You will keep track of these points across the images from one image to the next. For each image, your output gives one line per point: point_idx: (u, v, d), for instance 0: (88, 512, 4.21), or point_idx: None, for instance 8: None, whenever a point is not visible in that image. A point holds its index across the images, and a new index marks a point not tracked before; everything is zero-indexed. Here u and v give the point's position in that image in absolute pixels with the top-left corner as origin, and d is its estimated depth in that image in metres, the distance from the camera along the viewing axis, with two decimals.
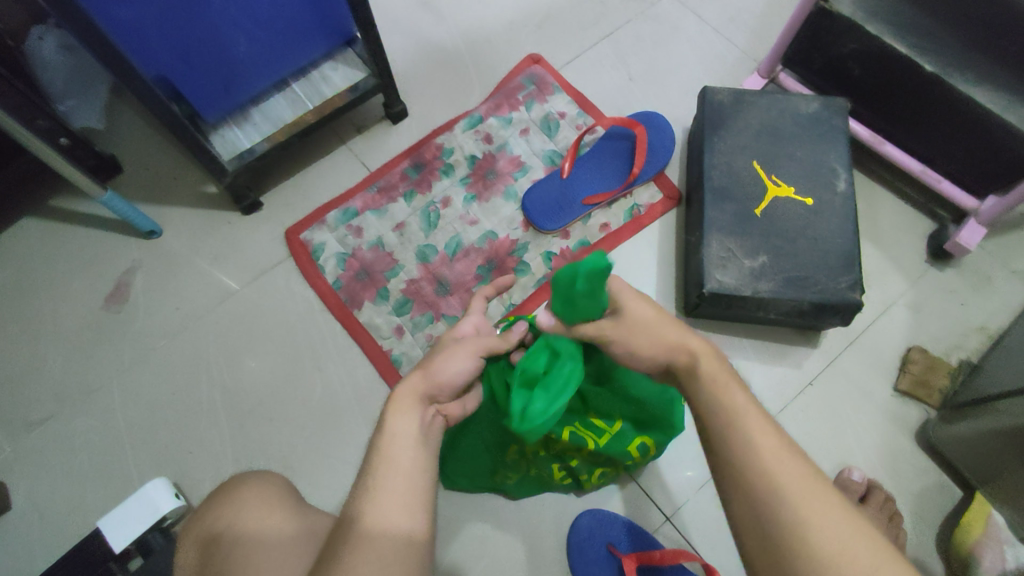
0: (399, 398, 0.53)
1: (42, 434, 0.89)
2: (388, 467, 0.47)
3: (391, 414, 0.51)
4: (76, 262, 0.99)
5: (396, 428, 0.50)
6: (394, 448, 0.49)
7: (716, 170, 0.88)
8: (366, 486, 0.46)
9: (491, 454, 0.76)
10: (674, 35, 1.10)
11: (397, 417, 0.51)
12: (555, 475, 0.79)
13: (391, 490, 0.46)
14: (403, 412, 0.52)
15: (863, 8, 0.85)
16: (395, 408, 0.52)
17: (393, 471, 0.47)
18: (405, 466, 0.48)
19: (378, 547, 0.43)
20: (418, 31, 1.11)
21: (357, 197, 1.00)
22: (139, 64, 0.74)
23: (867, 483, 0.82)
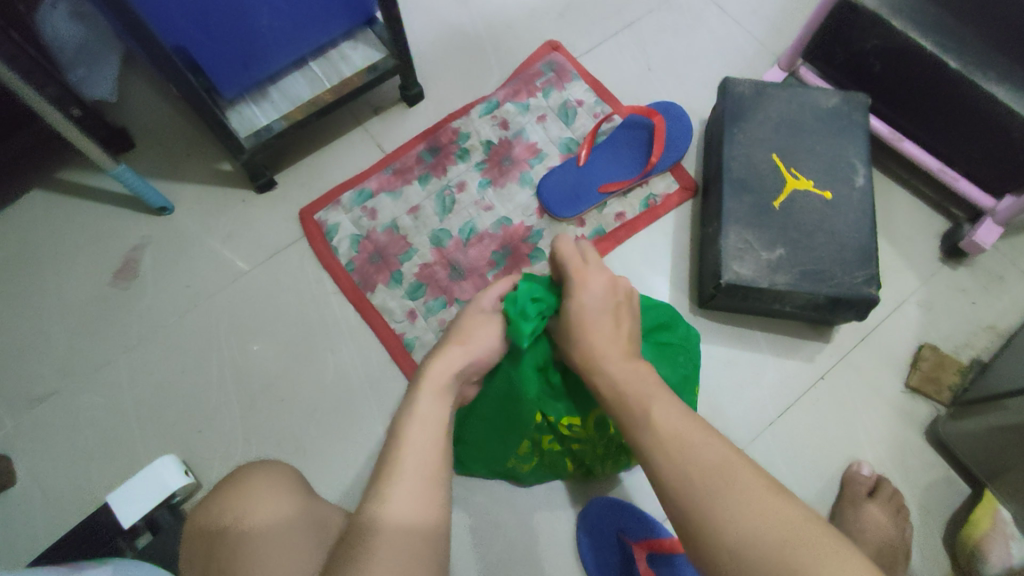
0: (430, 377, 0.54)
1: (48, 408, 0.89)
2: (411, 453, 0.47)
3: (416, 399, 0.52)
4: (85, 237, 0.97)
5: (426, 411, 0.51)
6: (421, 432, 0.49)
7: (735, 162, 0.88)
8: (389, 471, 0.46)
9: (504, 442, 0.75)
10: (694, 26, 1.10)
11: (425, 402, 0.52)
12: (567, 466, 0.78)
13: (413, 475, 0.46)
14: (431, 394, 0.53)
15: (887, 3, 0.84)
16: (422, 389, 0.53)
17: (417, 458, 0.47)
18: (428, 452, 0.48)
19: (395, 544, 0.42)
20: (438, 13, 1.10)
21: (372, 179, 0.99)
22: (158, 32, 0.73)
23: (876, 478, 0.82)
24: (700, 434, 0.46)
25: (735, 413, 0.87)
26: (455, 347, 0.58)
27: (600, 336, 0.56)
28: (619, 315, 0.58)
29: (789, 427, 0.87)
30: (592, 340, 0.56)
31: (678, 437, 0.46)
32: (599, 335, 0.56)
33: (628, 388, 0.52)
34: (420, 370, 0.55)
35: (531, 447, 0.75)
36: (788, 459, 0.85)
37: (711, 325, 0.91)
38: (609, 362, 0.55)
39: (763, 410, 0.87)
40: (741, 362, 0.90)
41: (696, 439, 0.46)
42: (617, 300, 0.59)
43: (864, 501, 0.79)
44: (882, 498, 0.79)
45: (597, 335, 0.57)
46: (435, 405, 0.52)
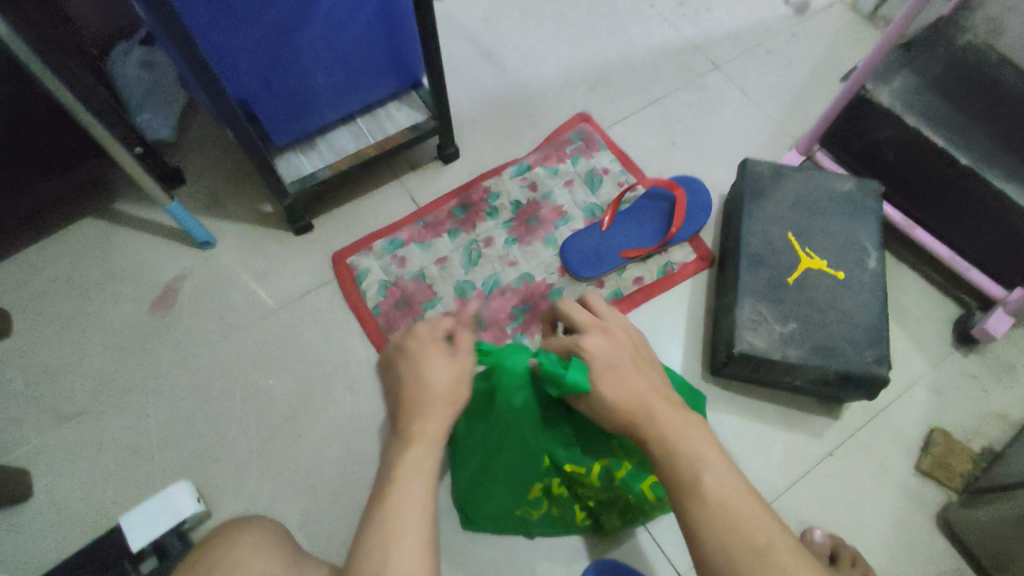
0: (423, 434, 0.56)
1: (74, 427, 0.92)
2: (403, 504, 0.52)
3: (406, 453, 0.55)
4: (130, 265, 1.03)
5: (410, 471, 0.54)
6: (407, 489, 0.53)
7: (753, 237, 0.92)
8: (383, 524, 0.50)
9: (515, 489, 0.77)
10: (717, 108, 1.16)
11: (414, 458, 0.55)
12: (575, 514, 0.80)
13: (405, 533, 0.50)
14: (424, 448, 0.56)
15: (902, 100, 0.90)
16: (415, 443, 0.56)
17: (406, 512, 0.51)
18: (418, 506, 0.52)
19: None
20: (477, 81, 1.18)
21: (404, 229, 1.04)
22: (225, 84, 0.80)
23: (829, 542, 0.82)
24: (747, 511, 0.51)
25: None
26: (436, 407, 0.58)
27: (621, 387, 0.59)
28: (642, 367, 0.61)
29: (796, 502, 0.87)
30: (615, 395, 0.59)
31: (734, 518, 0.51)
32: (632, 386, 0.59)
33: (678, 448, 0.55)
34: (412, 427, 0.57)
35: (541, 492, 0.78)
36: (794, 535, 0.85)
37: (722, 394, 0.93)
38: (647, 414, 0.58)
39: (770, 482, 0.88)
40: (751, 433, 0.91)
41: (749, 524, 0.50)
42: (628, 353, 0.62)
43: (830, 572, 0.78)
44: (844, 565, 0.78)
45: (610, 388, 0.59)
46: (426, 459, 0.55)
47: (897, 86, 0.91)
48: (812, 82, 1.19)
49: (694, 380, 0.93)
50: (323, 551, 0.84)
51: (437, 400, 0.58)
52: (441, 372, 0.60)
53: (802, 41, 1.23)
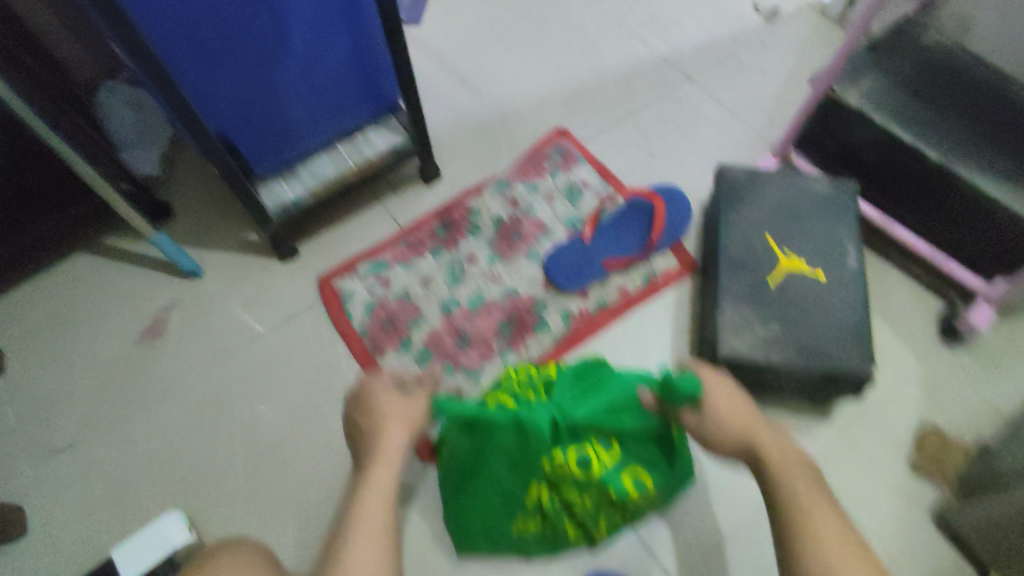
0: (381, 453, 0.64)
1: (63, 461, 0.92)
2: (360, 516, 0.56)
3: (366, 473, 0.62)
4: (118, 298, 1.04)
5: (371, 484, 0.60)
6: (368, 498, 0.59)
7: (731, 242, 0.92)
8: (339, 532, 0.56)
9: (504, 493, 0.78)
10: (693, 117, 1.18)
11: (372, 475, 0.61)
12: (566, 528, 0.79)
13: (364, 530, 0.55)
14: (382, 465, 0.63)
15: (871, 100, 0.91)
16: (375, 462, 0.63)
17: (367, 515, 0.57)
18: (374, 513, 0.57)
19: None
20: (456, 103, 1.21)
21: (388, 250, 1.05)
22: (208, 123, 0.82)
23: None
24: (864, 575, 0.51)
25: (734, 486, 0.87)
26: (395, 426, 0.68)
27: (731, 404, 0.67)
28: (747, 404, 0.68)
29: None
30: (730, 410, 0.66)
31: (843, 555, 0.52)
32: (727, 414, 0.66)
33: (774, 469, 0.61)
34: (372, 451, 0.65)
35: (534, 500, 0.78)
36: None
37: None
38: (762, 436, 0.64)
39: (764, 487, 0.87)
40: None
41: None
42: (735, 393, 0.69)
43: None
44: None
45: (732, 407, 0.67)
46: (384, 472, 0.62)
47: (866, 87, 0.92)
48: (786, 87, 1.21)
49: None
50: None
51: (393, 421, 0.68)
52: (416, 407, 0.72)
53: (773, 49, 1.25)
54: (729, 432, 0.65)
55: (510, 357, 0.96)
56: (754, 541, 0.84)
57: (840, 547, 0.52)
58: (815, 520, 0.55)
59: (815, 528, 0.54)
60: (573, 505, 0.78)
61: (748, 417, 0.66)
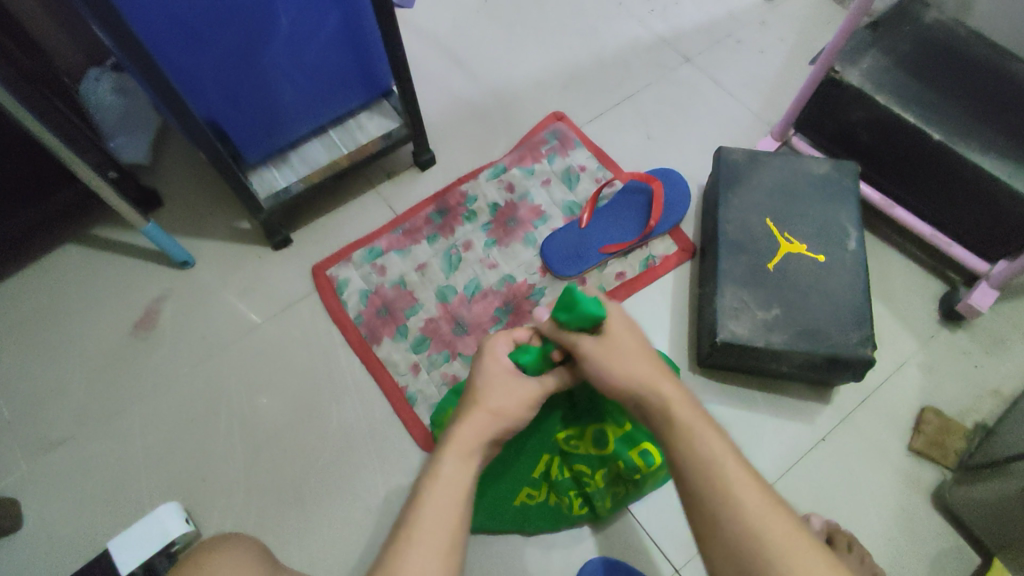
0: (457, 438, 0.54)
1: (59, 454, 0.91)
2: (423, 516, 0.47)
3: (438, 459, 0.52)
4: (111, 289, 1.03)
5: (445, 474, 0.50)
6: (436, 492, 0.48)
7: (731, 225, 0.91)
8: (402, 531, 0.46)
9: (515, 464, 0.81)
10: (691, 99, 1.16)
11: (450, 467, 0.51)
12: (570, 502, 0.81)
13: (427, 540, 0.45)
14: (457, 458, 0.52)
15: (871, 79, 0.89)
16: (449, 450, 0.53)
17: (430, 512, 0.47)
18: (442, 517, 0.47)
19: None
20: (450, 87, 1.19)
21: (383, 237, 1.04)
22: (191, 104, 0.80)
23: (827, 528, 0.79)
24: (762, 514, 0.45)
25: None
26: (479, 411, 0.57)
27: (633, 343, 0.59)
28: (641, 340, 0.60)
29: (789, 490, 0.86)
30: (632, 352, 0.58)
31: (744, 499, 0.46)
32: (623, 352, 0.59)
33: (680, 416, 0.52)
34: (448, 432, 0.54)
35: (543, 472, 0.82)
36: None
37: (710, 385, 0.92)
38: (666, 381, 0.55)
39: (764, 471, 0.87)
40: (741, 422, 0.90)
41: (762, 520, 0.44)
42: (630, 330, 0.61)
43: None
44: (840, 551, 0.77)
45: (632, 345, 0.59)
46: (459, 468, 0.51)
47: (866, 66, 0.90)
48: (786, 68, 1.19)
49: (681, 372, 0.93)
50: (314, 565, 0.83)
51: (478, 408, 0.57)
52: (509, 395, 0.59)
53: (773, 29, 1.23)
54: (637, 378, 0.56)
55: None
56: None
57: (764, 511, 0.45)
58: (707, 450, 0.48)
59: (733, 491, 0.46)
60: (583, 479, 0.80)
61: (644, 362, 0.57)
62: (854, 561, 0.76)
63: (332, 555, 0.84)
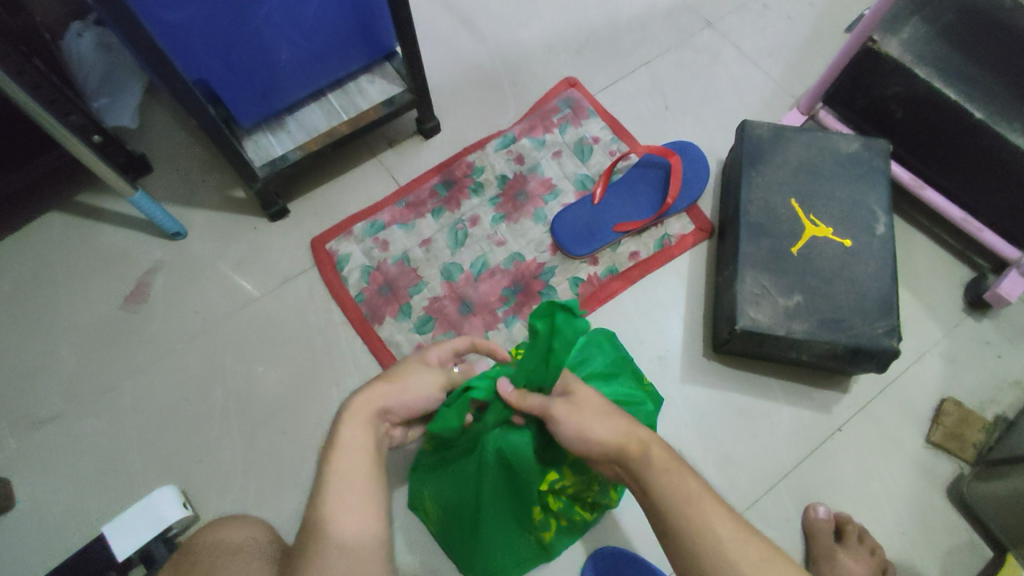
0: (359, 404, 0.53)
1: (49, 432, 0.88)
2: (332, 482, 0.47)
3: (339, 426, 0.51)
4: (98, 260, 0.98)
5: (349, 439, 0.50)
6: (344, 457, 0.49)
7: (753, 206, 0.86)
8: (316, 498, 0.47)
9: (510, 516, 0.73)
10: (712, 67, 1.10)
11: (350, 431, 0.51)
12: (581, 512, 0.74)
13: (346, 494, 0.47)
14: (360, 424, 0.52)
15: (910, 51, 0.84)
16: (348, 419, 0.52)
17: (341, 476, 0.48)
18: (352, 474, 0.48)
19: (335, 553, 0.44)
20: (457, 47, 1.11)
21: (385, 210, 0.99)
22: (180, 65, 0.74)
23: (833, 518, 0.80)
24: (712, 512, 0.46)
25: (747, 462, 0.84)
26: (381, 381, 0.56)
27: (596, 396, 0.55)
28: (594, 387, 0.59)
29: (802, 481, 0.84)
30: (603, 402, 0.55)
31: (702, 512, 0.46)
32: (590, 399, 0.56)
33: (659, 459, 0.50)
34: (347, 399, 0.53)
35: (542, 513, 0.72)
36: (800, 513, 0.82)
37: (724, 372, 0.89)
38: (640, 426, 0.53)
39: (777, 461, 0.84)
40: (755, 410, 0.87)
41: (719, 522, 0.46)
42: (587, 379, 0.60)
43: (834, 552, 0.77)
44: (849, 543, 0.77)
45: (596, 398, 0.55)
46: (358, 429, 0.51)
47: (905, 36, 0.85)
48: (813, 34, 1.12)
49: (694, 359, 0.89)
50: None
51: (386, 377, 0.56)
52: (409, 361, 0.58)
53: None
54: (610, 431, 0.52)
55: (515, 326, 0.91)
56: (767, 514, 0.82)
57: (745, 543, 0.45)
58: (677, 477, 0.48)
59: (711, 519, 0.46)
60: (581, 493, 0.71)
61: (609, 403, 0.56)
62: (866, 555, 0.76)
63: None
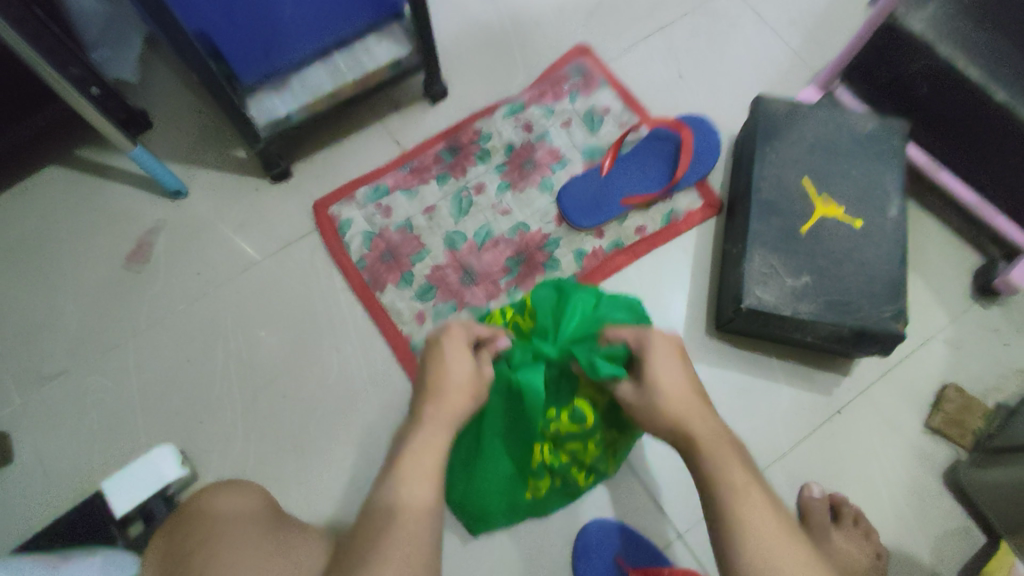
0: (434, 415, 0.57)
1: (50, 389, 0.88)
2: (404, 467, 0.53)
3: (416, 432, 0.56)
4: (99, 217, 0.97)
5: (425, 444, 0.55)
6: (420, 459, 0.53)
7: (765, 183, 0.85)
8: (389, 481, 0.52)
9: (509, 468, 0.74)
10: (730, 37, 1.06)
11: (426, 435, 0.55)
12: (576, 477, 0.77)
13: (417, 479, 0.52)
14: (436, 430, 0.56)
15: (935, 27, 0.80)
16: (428, 423, 0.56)
17: (413, 465, 0.53)
18: (423, 471, 0.53)
19: (406, 527, 0.49)
20: (467, 8, 1.08)
21: (388, 176, 0.97)
22: (182, 18, 0.71)
23: (828, 498, 0.81)
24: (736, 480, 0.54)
25: (746, 441, 0.84)
26: (455, 392, 0.59)
27: (672, 383, 0.60)
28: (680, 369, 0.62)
29: (799, 462, 0.84)
30: (669, 392, 0.60)
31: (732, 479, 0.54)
32: (669, 383, 0.60)
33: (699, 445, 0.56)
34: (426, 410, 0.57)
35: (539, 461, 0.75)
36: (796, 492, 0.82)
37: (726, 351, 0.88)
38: (694, 420, 0.58)
39: (775, 442, 0.84)
40: (756, 390, 0.87)
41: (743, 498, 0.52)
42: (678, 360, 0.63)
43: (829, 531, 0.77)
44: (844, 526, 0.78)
45: (672, 391, 0.60)
46: (433, 436, 0.56)
47: (931, 10, 0.81)
48: (835, 5, 1.08)
49: (697, 336, 0.89)
50: (313, 516, 0.82)
51: (454, 389, 0.59)
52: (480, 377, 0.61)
53: None
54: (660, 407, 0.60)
55: (517, 296, 0.90)
56: None
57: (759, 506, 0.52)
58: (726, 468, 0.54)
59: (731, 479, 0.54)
60: (579, 453, 0.75)
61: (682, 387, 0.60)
62: (860, 536, 0.77)
63: (334, 503, 0.83)
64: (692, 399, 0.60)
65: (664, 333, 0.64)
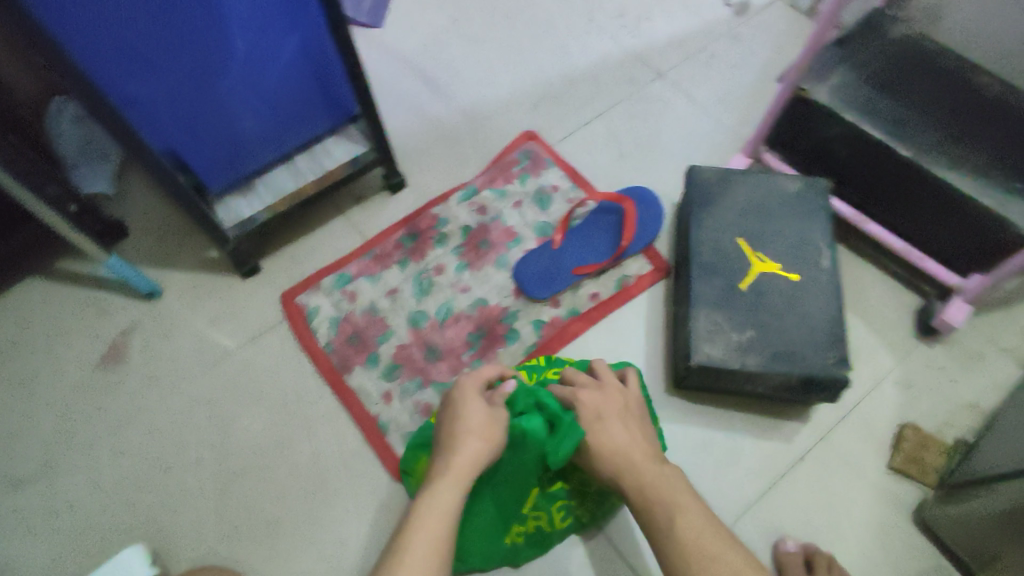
0: (451, 467, 0.62)
1: (23, 494, 0.89)
2: (411, 542, 0.56)
3: (433, 487, 0.60)
4: (76, 322, 1.00)
5: (434, 503, 0.59)
6: (429, 518, 0.57)
7: (703, 246, 0.90)
8: (397, 552, 0.55)
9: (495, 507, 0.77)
10: (664, 116, 1.16)
11: (439, 493, 0.60)
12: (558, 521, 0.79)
13: (421, 551, 0.55)
14: (449, 486, 0.60)
15: (841, 96, 0.89)
16: (444, 478, 0.61)
17: (421, 538, 0.56)
18: (431, 534, 0.56)
19: None
20: (422, 107, 1.17)
21: (352, 263, 1.03)
22: (149, 138, 0.78)
23: (802, 550, 0.80)
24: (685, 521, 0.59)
25: (713, 496, 0.85)
26: (472, 439, 0.64)
27: (618, 434, 0.67)
28: (624, 419, 0.69)
29: (767, 513, 0.84)
30: (610, 444, 0.66)
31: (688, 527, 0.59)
32: (613, 433, 0.67)
33: (647, 492, 0.62)
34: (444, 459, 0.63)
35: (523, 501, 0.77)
36: (768, 544, 0.83)
37: (686, 407, 0.91)
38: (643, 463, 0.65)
39: (742, 495, 0.85)
40: (718, 444, 0.88)
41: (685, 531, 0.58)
42: (621, 410, 0.70)
43: None
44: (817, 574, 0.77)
45: (614, 439, 0.67)
46: (445, 492, 0.60)
47: (834, 82, 0.90)
48: (757, 81, 1.18)
49: (656, 395, 0.91)
50: None
51: (471, 434, 0.64)
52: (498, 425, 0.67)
53: (745, 43, 1.23)
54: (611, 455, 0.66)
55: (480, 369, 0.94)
56: None
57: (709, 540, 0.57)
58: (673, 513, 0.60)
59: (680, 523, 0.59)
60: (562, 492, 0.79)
61: (626, 436, 0.67)
62: None
63: None
64: (635, 442, 0.67)
65: (606, 384, 0.73)
